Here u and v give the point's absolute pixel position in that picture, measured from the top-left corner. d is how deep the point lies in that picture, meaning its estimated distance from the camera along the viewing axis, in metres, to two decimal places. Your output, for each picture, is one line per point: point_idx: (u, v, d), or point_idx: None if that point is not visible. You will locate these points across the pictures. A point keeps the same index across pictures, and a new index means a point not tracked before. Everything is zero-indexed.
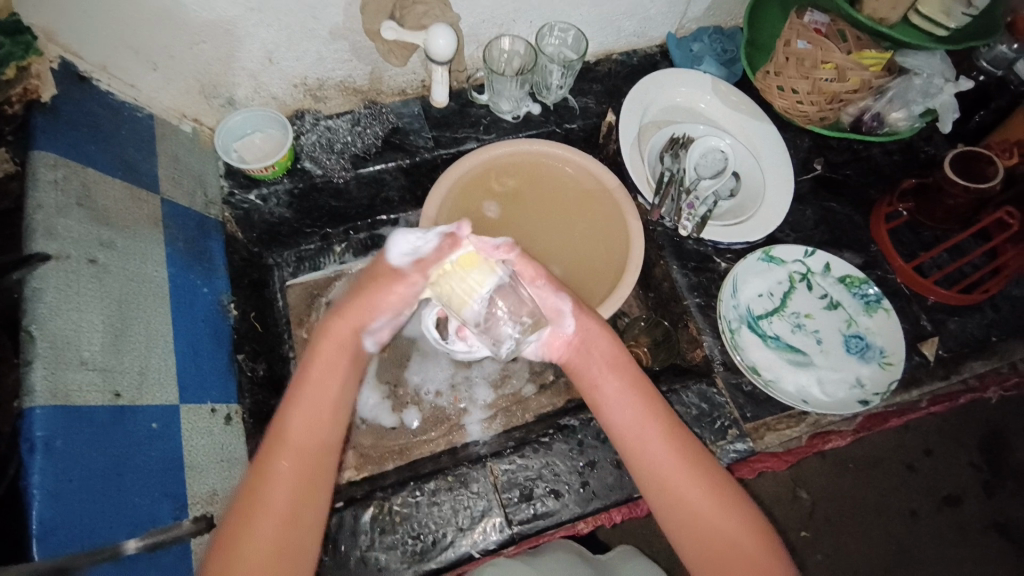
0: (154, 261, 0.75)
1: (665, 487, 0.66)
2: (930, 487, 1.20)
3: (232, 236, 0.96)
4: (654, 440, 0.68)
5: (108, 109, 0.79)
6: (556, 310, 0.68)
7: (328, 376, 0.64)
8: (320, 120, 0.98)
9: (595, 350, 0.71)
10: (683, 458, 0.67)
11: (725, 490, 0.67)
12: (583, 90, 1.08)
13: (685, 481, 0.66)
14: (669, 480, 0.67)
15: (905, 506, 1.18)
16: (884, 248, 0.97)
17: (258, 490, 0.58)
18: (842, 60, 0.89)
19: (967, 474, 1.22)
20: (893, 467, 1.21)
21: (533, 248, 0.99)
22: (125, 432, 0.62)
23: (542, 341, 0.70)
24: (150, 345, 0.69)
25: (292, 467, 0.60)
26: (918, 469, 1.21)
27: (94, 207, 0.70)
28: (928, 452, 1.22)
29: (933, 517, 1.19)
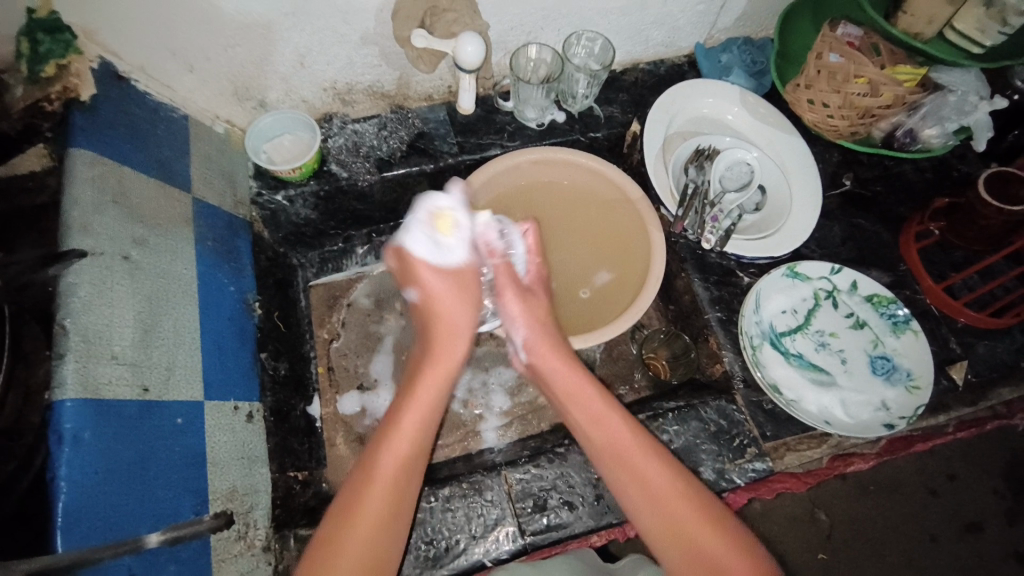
0: (184, 258, 0.77)
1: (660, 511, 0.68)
2: (953, 513, 1.17)
3: (259, 235, 0.97)
4: (641, 464, 0.70)
5: (144, 109, 0.81)
6: (510, 336, 0.79)
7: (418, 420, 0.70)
8: (347, 123, 1.00)
9: (554, 377, 0.76)
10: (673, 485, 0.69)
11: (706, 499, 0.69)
12: (609, 99, 1.08)
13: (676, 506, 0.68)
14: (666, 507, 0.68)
15: (929, 533, 1.15)
16: (914, 267, 0.95)
17: (354, 515, 0.64)
18: (875, 74, 0.86)
19: (992, 502, 1.18)
20: (918, 492, 1.18)
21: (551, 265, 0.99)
22: (150, 426, 0.63)
23: (506, 352, 0.83)
24: (178, 341, 0.71)
25: (386, 492, 0.66)
26: (944, 494, 1.18)
27: (129, 205, 0.71)
28: (952, 477, 1.19)
29: (958, 545, 1.15)
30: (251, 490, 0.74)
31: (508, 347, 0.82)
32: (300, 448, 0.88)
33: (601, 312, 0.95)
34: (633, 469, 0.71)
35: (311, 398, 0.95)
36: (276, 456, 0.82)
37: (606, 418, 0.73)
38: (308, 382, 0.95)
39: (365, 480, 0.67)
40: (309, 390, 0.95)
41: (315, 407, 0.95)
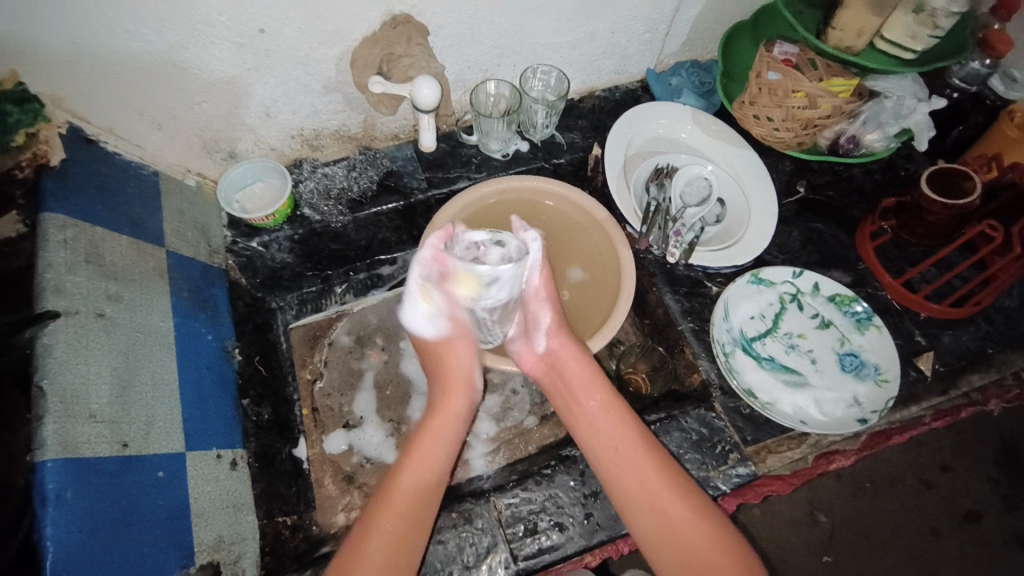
0: (160, 311, 0.78)
1: (655, 511, 0.70)
2: (949, 503, 1.19)
3: (236, 282, 0.99)
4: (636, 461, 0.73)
5: (115, 169, 0.83)
6: (535, 323, 0.82)
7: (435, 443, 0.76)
8: (317, 167, 1.03)
9: (573, 373, 0.80)
10: (671, 484, 0.71)
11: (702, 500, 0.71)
12: (569, 126, 1.12)
13: (671, 506, 0.70)
14: (674, 526, 0.69)
15: (925, 525, 1.17)
16: (871, 266, 0.99)
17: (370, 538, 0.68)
18: (811, 88, 0.93)
19: (982, 487, 1.20)
20: (910, 484, 1.20)
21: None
22: (133, 480, 0.63)
23: (515, 347, 0.85)
24: (157, 394, 0.71)
25: (402, 515, 0.69)
26: (935, 484, 1.20)
27: (101, 263, 0.73)
28: (944, 467, 1.21)
29: (955, 534, 1.17)
30: (237, 539, 0.74)
31: (523, 338, 0.83)
32: (287, 491, 0.87)
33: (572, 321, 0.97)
34: (630, 467, 0.73)
35: (295, 441, 0.95)
36: (262, 503, 0.81)
37: (607, 418, 0.77)
38: (292, 425, 0.95)
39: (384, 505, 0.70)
40: (293, 433, 0.95)
41: (302, 448, 0.95)
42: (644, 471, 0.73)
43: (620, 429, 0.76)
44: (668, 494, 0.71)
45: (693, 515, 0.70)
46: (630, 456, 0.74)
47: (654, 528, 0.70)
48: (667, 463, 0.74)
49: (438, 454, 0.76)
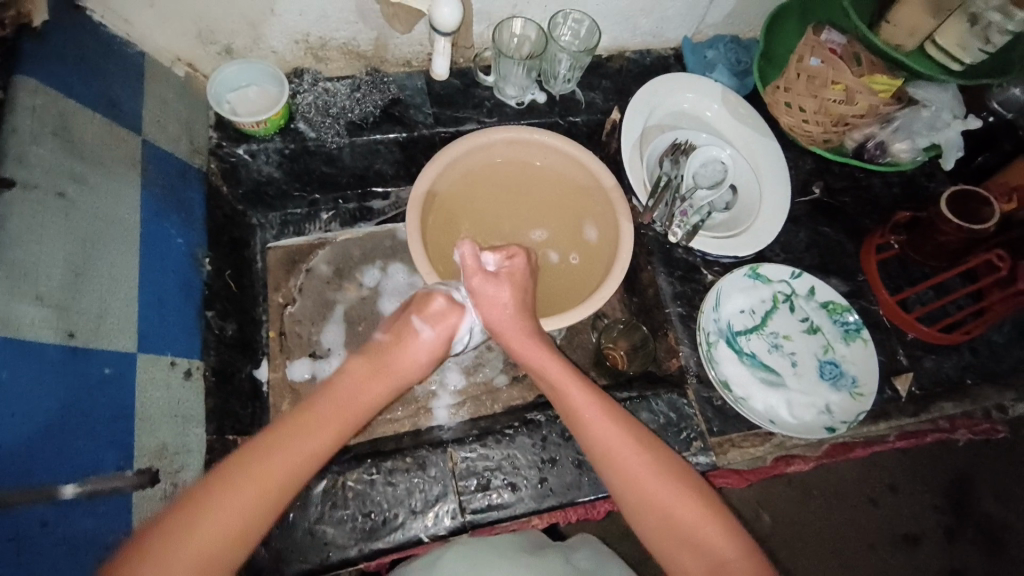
0: (128, 203, 0.72)
1: (635, 481, 0.68)
2: (891, 524, 1.21)
3: (216, 189, 0.93)
4: (607, 431, 0.71)
5: (97, 41, 0.76)
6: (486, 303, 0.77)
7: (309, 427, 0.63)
8: (319, 81, 0.96)
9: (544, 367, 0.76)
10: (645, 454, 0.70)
11: (677, 466, 0.70)
12: (592, 85, 1.06)
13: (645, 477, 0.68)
14: (637, 482, 0.68)
15: (861, 539, 1.19)
16: (871, 279, 0.97)
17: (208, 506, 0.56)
18: (852, 82, 0.87)
19: (926, 513, 1.22)
20: (855, 498, 1.22)
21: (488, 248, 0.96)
22: (77, 373, 0.60)
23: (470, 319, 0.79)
24: (113, 288, 0.67)
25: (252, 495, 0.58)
26: (880, 503, 1.22)
27: (70, 138, 0.67)
28: (893, 489, 1.23)
29: (888, 553, 1.19)
30: (182, 450, 0.70)
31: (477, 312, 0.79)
32: (241, 411, 0.85)
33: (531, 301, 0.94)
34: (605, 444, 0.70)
35: (258, 361, 0.92)
36: (214, 418, 0.78)
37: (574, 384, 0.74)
38: (257, 345, 0.93)
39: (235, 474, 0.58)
40: (257, 353, 0.92)
41: (263, 370, 0.93)
42: (622, 445, 0.70)
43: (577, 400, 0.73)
44: (642, 466, 0.69)
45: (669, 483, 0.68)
46: (603, 428, 0.71)
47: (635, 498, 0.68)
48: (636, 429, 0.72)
49: (321, 424, 0.64)
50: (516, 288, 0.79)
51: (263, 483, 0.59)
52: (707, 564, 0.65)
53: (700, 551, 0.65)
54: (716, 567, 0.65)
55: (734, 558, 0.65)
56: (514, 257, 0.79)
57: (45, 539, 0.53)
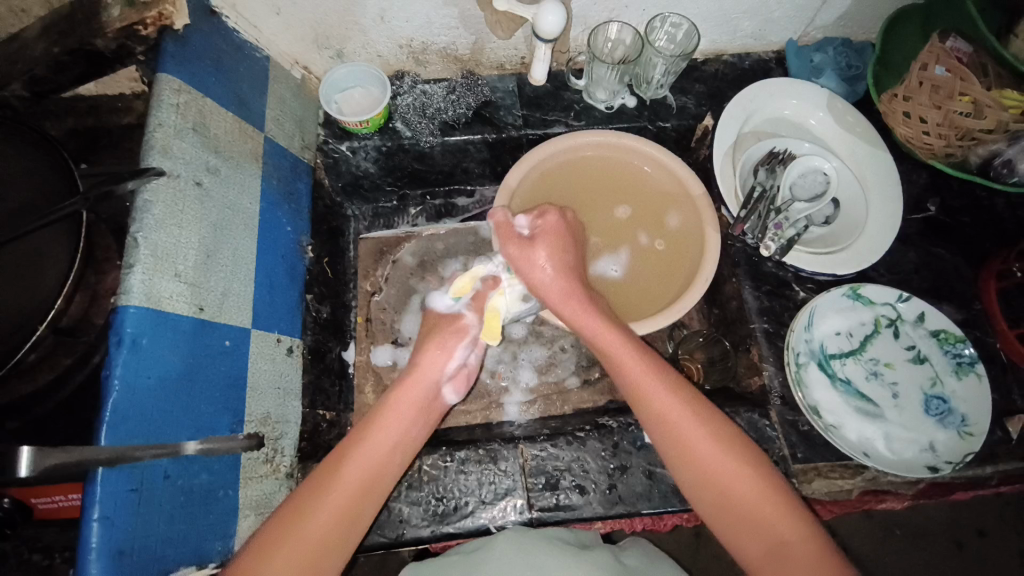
0: (250, 193, 0.79)
1: (702, 468, 0.66)
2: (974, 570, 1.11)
3: (320, 181, 1.01)
4: (678, 415, 0.68)
5: (232, 46, 0.83)
6: (536, 272, 0.76)
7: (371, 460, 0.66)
8: (417, 83, 1.01)
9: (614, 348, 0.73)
10: (711, 436, 0.67)
11: (741, 444, 0.68)
12: (684, 89, 1.03)
13: (713, 459, 0.66)
14: (707, 469, 0.66)
15: None
16: (989, 307, 0.88)
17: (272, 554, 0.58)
18: (981, 95, 0.78)
19: (1016, 564, 1.11)
20: (940, 541, 1.13)
21: (586, 245, 0.97)
22: (203, 344, 0.67)
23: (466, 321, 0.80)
24: (235, 270, 0.74)
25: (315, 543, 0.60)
26: (967, 548, 1.12)
27: (206, 134, 0.74)
28: (981, 533, 1.13)
29: None
30: (282, 420, 0.78)
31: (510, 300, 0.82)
32: (331, 389, 0.92)
33: (636, 299, 0.94)
34: (672, 429, 0.68)
35: (346, 344, 0.99)
36: (307, 393, 0.85)
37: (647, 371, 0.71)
38: (345, 328, 0.99)
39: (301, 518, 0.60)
40: (345, 336, 0.99)
41: (350, 353, 0.99)
42: (692, 431, 0.67)
43: (655, 394, 0.70)
44: (710, 447, 0.67)
45: (735, 465, 0.66)
46: (671, 411, 0.69)
47: (701, 487, 0.67)
48: (698, 403, 0.70)
49: (384, 452, 0.67)
50: (555, 246, 0.77)
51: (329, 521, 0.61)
52: (767, 546, 0.63)
53: (759, 529, 0.63)
54: (775, 548, 0.62)
55: (795, 539, 0.61)
56: (545, 215, 0.78)
57: (166, 490, 0.60)
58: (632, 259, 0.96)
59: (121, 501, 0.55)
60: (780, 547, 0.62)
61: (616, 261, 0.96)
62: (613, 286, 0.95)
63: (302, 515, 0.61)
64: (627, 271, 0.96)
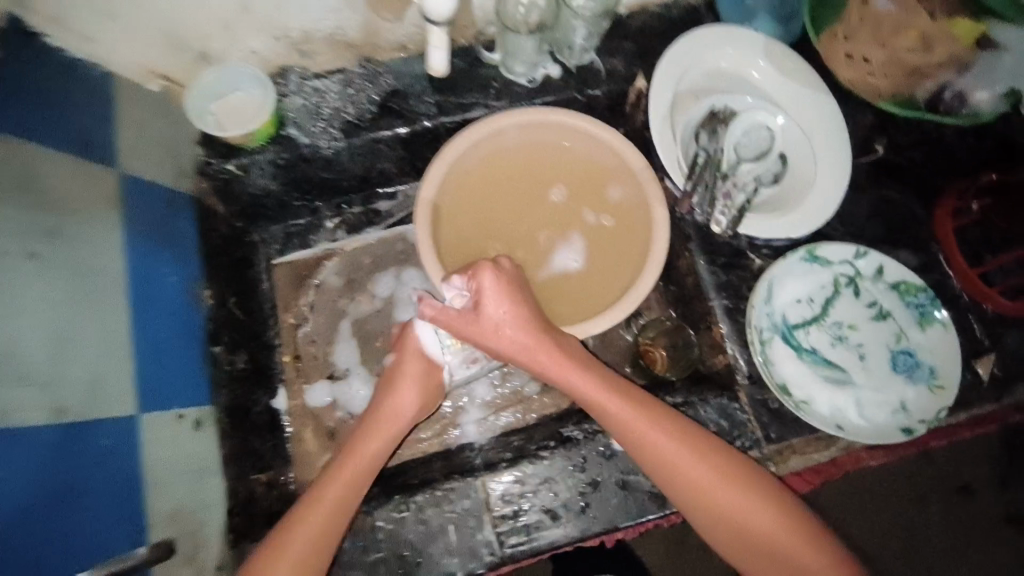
0: (112, 249, 0.66)
1: (722, 513, 0.66)
2: (942, 478, 1.09)
3: (211, 211, 0.86)
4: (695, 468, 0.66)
5: (53, 72, 0.68)
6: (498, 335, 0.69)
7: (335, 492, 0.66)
8: (306, 79, 0.85)
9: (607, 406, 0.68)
10: (730, 484, 0.66)
11: (758, 483, 0.67)
12: (612, 50, 0.92)
13: (735, 506, 0.65)
14: (728, 515, 0.66)
15: None
16: (946, 247, 0.85)
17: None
18: (927, 27, 0.81)
19: (979, 463, 1.08)
20: None
21: (537, 245, 0.89)
22: (75, 449, 0.56)
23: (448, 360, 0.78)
24: (106, 348, 0.62)
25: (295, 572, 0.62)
26: None
27: (35, 189, 0.60)
28: None
29: None
30: (200, 507, 0.68)
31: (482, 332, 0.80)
32: (263, 447, 0.81)
33: (591, 290, 0.86)
34: (691, 484, 0.66)
35: (275, 390, 0.87)
36: (233, 460, 0.75)
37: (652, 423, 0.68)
38: (271, 373, 0.88)
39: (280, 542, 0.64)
40: (272, 381, 0.87)
41: (281, 399, 0.88)
42: (710, 481, 0.66)
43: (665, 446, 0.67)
44: (730, 494, 0.66)
45: (757, 506, 0.65)
46: (683, 463, 0.66)
47: (725, 532, 0.66)
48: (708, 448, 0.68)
49: (348, 478, 0.68)
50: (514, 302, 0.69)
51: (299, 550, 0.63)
52: None
53: (787, 567, 0.64)
54: None
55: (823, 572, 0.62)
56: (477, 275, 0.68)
57: None
58: (587, 243, 0.88)
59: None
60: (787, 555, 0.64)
61: (571, 253, 0.88)
62: (576, 282, 0.87)
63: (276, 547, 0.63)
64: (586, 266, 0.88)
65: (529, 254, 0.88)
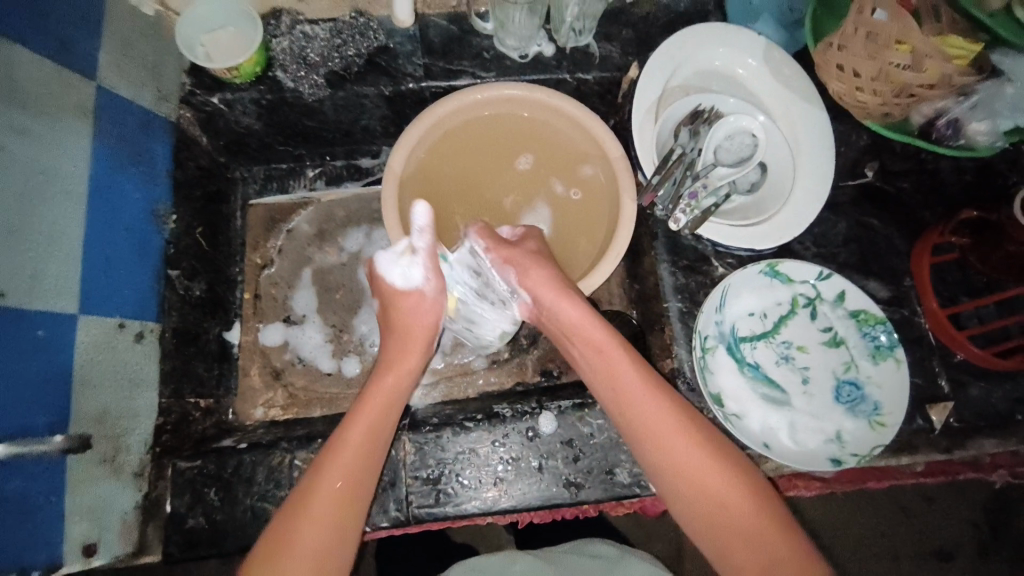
0: (75, 155, 0.68)
1: (711, 511, 0.63)
2: (919, 537, 1.11)
3: (193, 139, 0.88)
4: (693, 456, 0.64)
5: None
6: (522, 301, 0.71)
7: (348, 456, 0.64)
8: (297, 24, 0.87)
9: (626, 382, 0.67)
10: (727, 481, 0.63)
11: (753, 480, 0.64)
12: (610, 35, 0.91)
13: (730, 503, 0.62)
14: (718, 511, 0.62)
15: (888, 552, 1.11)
16: (920, 285, 0.81)
17: (285, 537, 0.60)
18: (923, 44, 0.68)
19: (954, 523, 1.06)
20: (884, 505, 1.13)
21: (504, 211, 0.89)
22: (6, 337, 0.58)
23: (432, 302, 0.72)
24: (52, 247, 0.63)
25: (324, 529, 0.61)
26: (912, 513, 1.12)
27: (9, 83, 0.62)
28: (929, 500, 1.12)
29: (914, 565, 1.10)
30: (126, 415, 0.69)
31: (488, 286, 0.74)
32: (206, 373, 0.83)
33: None
34: (685, 473, 0.64)
35: (229, 323, 0.90)
36: (170, 381, 0.77)
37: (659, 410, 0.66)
38: (229, 306, 0.90)
39: (305, 506, 0.62)
40: (228, 315, 0.90)
41: (235, 333, 0.91)
42: (703, 474, 0.63)
43: (665, 432, 0.64)
44: (720, 486, 0.63)
45: (753, 506, 0.62)
46: (677, 447, 0.64)
47: (715, 533, 0.63)
48: (707, 433, 0.65)
49: (366, 445, 0.65)
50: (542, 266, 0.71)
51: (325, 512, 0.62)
52: None
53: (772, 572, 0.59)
54: None
55: None
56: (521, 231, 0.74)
57: None
58: (557, 224, 0.88)
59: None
60: (776, 562, 0.59)
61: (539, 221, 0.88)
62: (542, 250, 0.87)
63: (298, 509, 0.62)
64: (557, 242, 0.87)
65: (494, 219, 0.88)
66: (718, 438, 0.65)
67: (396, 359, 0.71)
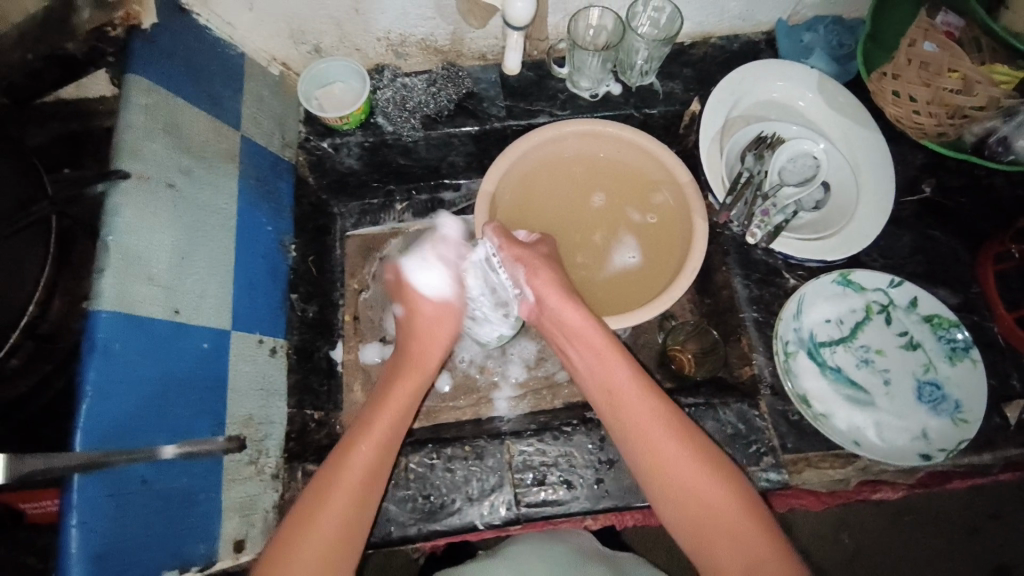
0: (226, 194, 0.78)
1: (674, 481, 0.68)
2: (986, 556, 1.11)
3: (303, 179, 1.00)
4: (657, 429, 0.70)
5: (202, 44, 0.81)
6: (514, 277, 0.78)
7: (372, 449, 0.69)
8: (397, 76, 0.99)
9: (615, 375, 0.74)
10: (694, 456, 0.68)
11: (718, 457, 0.69)
12: (672, 74, 1.01)
13: (689, 474, 0.67)
14: (684, 484, 0.67)
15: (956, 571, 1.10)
16: (987, 292, 0.86)
17: (308, 527, 0.64)
18: (970, 70, 0.75)
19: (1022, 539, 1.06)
20: (953, 526, 1.12)
21: (586, 234, 0.96)
22: (178, 348, 0.66)
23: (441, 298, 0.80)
24: (211, 272, 0.73)
25: (334, 519, 0.65)
26: (980, 531, 1.12)
27: (178, 135, 0.73)
28: (995, 517, 1.12)
29: None
30: (265, 421, 0.78)
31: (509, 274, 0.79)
32: (319, 388, 0.91)
33: (629, 289, 0.92)
34: (650, 445, 0.69)
35: (334, 342, 0.98)
36: (294, 393, 0.85)
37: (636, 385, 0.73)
38: (332, 326, 0.98)
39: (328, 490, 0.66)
40: (332, 334, 0.98)
41: (338, 351, 0.98)
42: (668, 448, 0.69)
43: (635, 407, 0.71)
44: (684, 460, 0.68)
45: (717, 481, 0.67)
46: (640, 419, 0.71)
47: (678, 503, 0.67)
48: (669, 411, 0.72)
49: (382, 439, 0.70)
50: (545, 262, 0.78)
51: (341, 503, 0.66)
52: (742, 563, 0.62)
53: (732, 541, 0.64)
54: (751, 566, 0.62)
55: (769, 558, 0.62)
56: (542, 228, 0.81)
57: (144, 493, 0.60)
58: (639, 242, 0.95)
59: (96, 506, 0.56)
60: (734, 537, 0.64)
61: (628, 249, 0.94)
62: (626, 269, 0.93)
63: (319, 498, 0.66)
64: (638, 260, 0.94)
65: (578, 241, 0.95)
66: (679, 417, 0.72)
67: (417, 358, 0.79)
